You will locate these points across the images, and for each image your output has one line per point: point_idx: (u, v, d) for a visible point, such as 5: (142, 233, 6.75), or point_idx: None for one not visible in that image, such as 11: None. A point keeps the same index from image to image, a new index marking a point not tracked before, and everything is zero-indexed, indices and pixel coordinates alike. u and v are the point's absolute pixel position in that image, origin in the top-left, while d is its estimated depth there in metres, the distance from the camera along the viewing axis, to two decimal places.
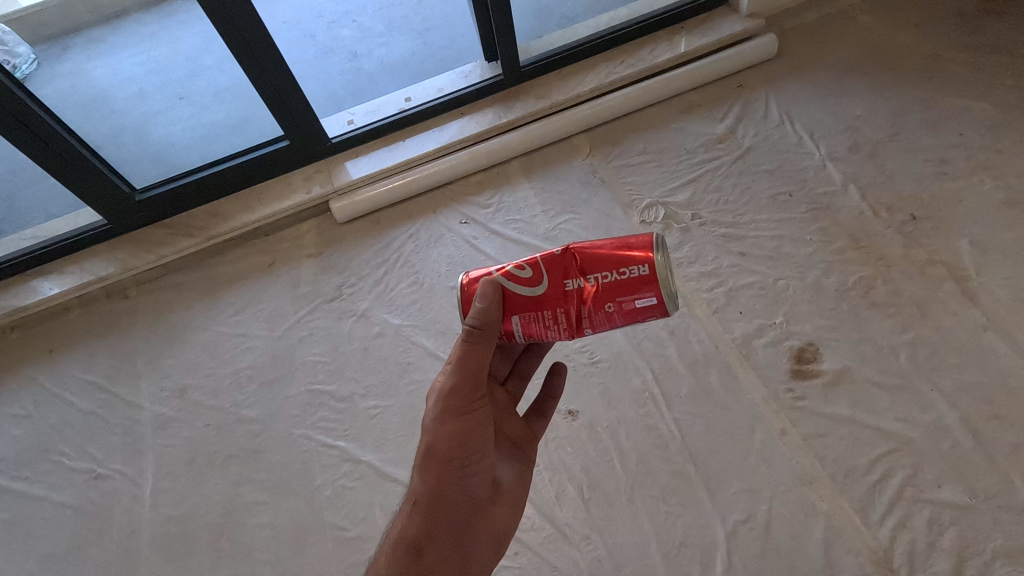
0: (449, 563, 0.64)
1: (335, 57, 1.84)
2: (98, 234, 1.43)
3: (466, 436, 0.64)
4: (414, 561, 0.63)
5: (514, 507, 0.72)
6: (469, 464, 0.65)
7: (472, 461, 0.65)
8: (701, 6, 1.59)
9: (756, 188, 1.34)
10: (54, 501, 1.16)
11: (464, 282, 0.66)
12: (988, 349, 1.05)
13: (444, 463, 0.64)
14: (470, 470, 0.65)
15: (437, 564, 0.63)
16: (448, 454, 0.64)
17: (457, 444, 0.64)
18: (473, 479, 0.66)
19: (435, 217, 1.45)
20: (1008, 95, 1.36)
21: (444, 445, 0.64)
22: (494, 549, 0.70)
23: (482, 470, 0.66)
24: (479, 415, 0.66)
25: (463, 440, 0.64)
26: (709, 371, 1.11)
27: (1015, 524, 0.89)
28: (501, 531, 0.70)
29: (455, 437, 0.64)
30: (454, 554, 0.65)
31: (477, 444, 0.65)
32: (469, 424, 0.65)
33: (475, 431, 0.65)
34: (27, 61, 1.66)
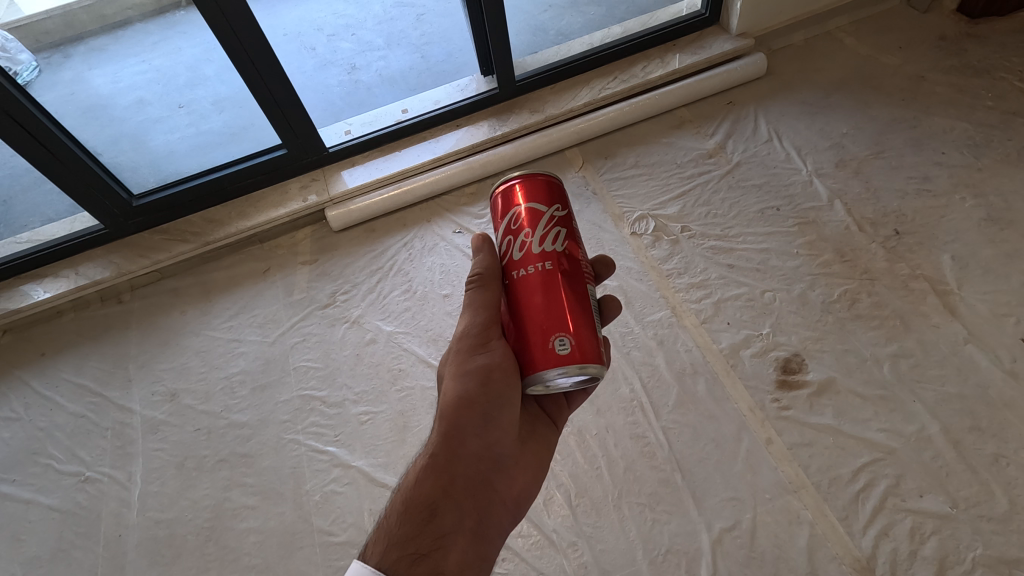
0: (464, 521, 0.64)
1: (334, 69, 1.88)
2: (95, 238, 1.45)
3: (485, 378, 0.67)
4: (428, 517, 0.63)
5: (534, 475, 0.74)
6: (489, 413, 0.67)
7: (493, 408, 0.67)
8: (692, 26, 1.63)
9: (744, 203, 1.36)
10: (41, 504, 1.16)
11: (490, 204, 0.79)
12: (970, 361, 1.07)
13: (462, 412, 0.67)
14: (490, 421, 0.68)
15: (451, 521, 0.64)
16: (466, 398, 0.67)
17: (478, 385, 0.67)
18: (494, 432, 0.68)
19: (429, 226, 1.47)
20: (988, 116, 1.40)
21: (464, 391, 0.67)
22: (512, 513, 0.71)
23: (502, 421, 0.69)
24: (498, 355, 0.68)
25: (483, 380, 0.67)
26: (697, 380, 1.13)
27: (995, 533, 0.91)
28: (518, 496, 0.72)
29: (474, 376, 0.67)
30: (470, 513, 0.65)
31: (498, 387, 0.67)
32: (488, 365, 0.67)
33: (494, 373, 0.67)
34: (30, 67, 1.65)
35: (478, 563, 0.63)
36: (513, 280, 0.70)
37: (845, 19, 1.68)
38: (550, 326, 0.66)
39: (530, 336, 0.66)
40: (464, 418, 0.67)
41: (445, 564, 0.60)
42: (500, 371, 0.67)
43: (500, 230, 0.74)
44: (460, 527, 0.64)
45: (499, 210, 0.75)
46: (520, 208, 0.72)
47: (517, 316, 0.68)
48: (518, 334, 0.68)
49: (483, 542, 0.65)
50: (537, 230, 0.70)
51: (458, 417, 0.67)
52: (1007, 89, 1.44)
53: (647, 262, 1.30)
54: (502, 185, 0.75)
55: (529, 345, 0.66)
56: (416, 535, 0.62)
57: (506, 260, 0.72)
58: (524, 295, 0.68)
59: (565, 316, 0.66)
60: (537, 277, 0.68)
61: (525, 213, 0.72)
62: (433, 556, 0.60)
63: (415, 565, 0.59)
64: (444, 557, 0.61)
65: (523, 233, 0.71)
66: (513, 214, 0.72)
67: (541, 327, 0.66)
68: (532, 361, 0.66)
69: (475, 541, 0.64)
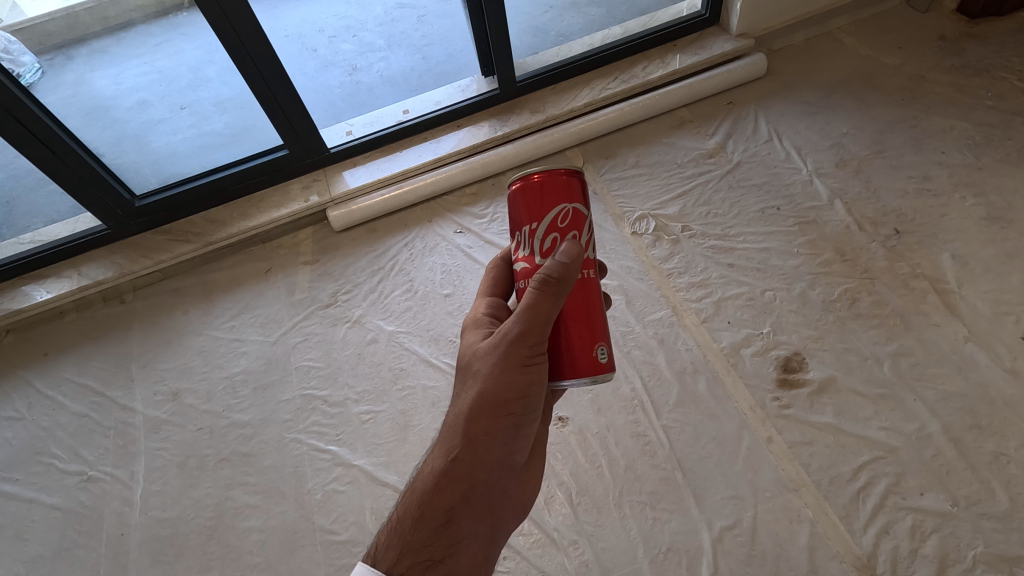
0: (480, 527, 0.65)
1: (335, 70, 1.89)
2: (97, 239, 1.45)
3: (524, 390, 0.65)
4: (445, 523, 0.63)
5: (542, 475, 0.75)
6: (519, 424, 0.66)
7: (525, 418, 0.66)
8: (692, 26, 1.64)
9: (744, 203, 1.37)
10: (44, 504, 1.16)
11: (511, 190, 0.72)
12: (970, 360, 1.07)
13: (494, 421, 0.65)
14: (519, 432, 0.66)
15: (467, 528, 0.64)
16: (500, 409, 0.65)
17: (515, 397, 0.65)
18: (520, 440, 0.67)
19: (430, 226, 1.47)
20: (988, 115, 1.40)
21: (500, 401, 0.64)
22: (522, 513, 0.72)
23: (528, 430, 0.68)
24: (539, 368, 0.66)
25: (519, 394, 0.65)
26: (697, 379, 1.13)
27: (996, 531, 0.91)
28: (530, 497, 0.72)
29: (514, 387, 0.65)
30: (485, 519, 0.65)
31: (534, 400, 0.66)
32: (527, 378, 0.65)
33: (533, 386, 0.66)
34: (31, 70, 1.63)
35: (486, 565, 0.65)
36: None
37: (845, 19, 1.68)
38: (596, 334, 0.69)
39: (579, 342, 0.68)
40: (495, 427, 0.65)
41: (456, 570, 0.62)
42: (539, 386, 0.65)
43: (541, 224, 0.70)
44: (476, 533, 0.64)
45: (540, 202, 0.70)
46: (567, 207, 0.70)
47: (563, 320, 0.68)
48: (564, 337, 0.68)
49: (494, 546, 0.66)
50: (585, 235, 0.71)
51: (489, 426, 0.65)
52: (1007, 89, 1.44)
53: (648, 261, 1.31)
54: (547, 171, 0.69)
55: (574, 351, 0.68)
56: (431, 540, 0.62)
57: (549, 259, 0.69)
58: (572, 299, 0.69)
59: (604, 326, 0.70)
60: (584, 283, 0.70)
61: (572, 213, 0.70)
62: (446, 562, 0.62)
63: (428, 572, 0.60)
64: (456, 563, 0.62)
65: (571, 234, 0.70)
66: (561, 211, 0.70)
67: (587, 335, 0.68)
68: (575, 366, 0.68)
69: (487, 546, 0.65)
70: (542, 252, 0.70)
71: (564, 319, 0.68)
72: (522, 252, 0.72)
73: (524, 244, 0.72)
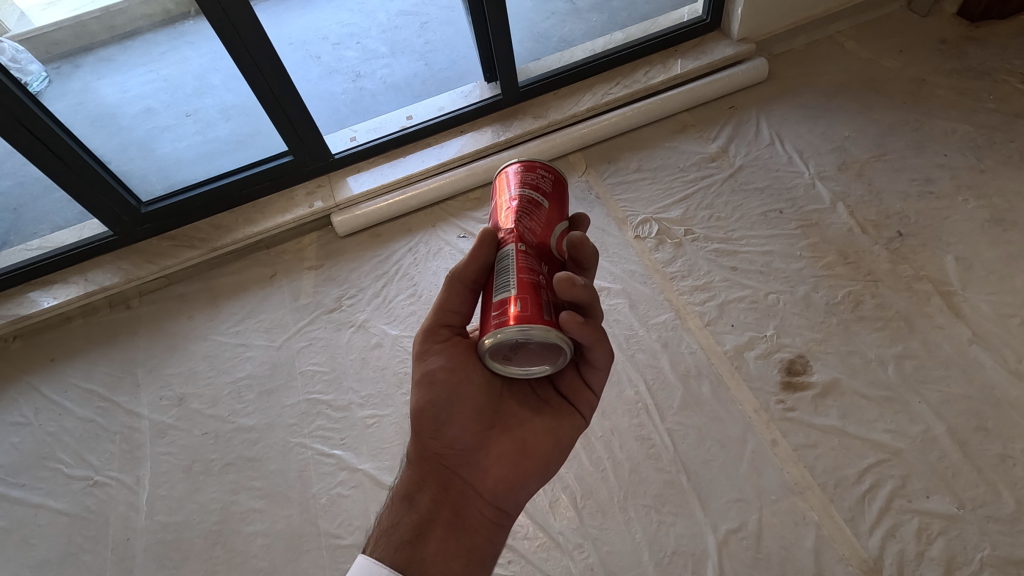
0: (439, 511, 0.67)
1: (339, 77, 1.90)
2: (104, 245, 1.46)
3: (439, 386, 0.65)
4: (408, 509, 0.68)
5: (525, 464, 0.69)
6: (442, 415, 0.66)
7: (441, 409, 0.66)
8: (693, 32, 1.65)
9: (747, 206, 1.37)
10: (50, 509, 1.16)
11: None
12: (974, 362, 1.07)
13: (417, 417, 0.67)
14: (444, 421, 0.67)
15: (426, 511, 0.67)
16: (419, 404, 0.67)
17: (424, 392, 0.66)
18: (453, 431, 0.67)
19: (434, 231, 1.48)
20: (990, 118, 1.41)
21: (415, 399, 0.67)
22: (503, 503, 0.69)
23: (457, 419, 0.66)
24: (437, 358, 0.66)
25: (425, 385, 0.65)
26: (702, 381, 1.13)
27: (1002, 534, 0.90)
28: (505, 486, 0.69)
29: (418, 382, 0.67)
30: (446, 506, 0.68)
31: (443, 390, 0.65)
32: (429, 368, 0.66)
33: (435, 376, 0.65)
34: (39, 78, 1.62)
35: (459, 554, 0.65)
36: None
37: (845, 24, 1.69)
38: None
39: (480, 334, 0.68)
40: (421, 422, 0.68)
41: (418, 554, 0.64)
42: (443, 374, 0.65)
43: None
44: (434, 518, 0.67)
45: None
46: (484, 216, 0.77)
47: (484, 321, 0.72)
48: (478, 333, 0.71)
49: (462, 533, 0.67)
50: None
51: (417, 422, 0.68)
52: (1008, 91, 1.45)
53: (651, 264, 1.31)
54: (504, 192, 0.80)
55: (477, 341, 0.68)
56: (397, 525, 0.67)
57: None
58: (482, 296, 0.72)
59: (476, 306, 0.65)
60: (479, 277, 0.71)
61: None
62: (411, 545, 0.65)
63: (392, 553, 0.64)
64: (418, 545, 0.65)
65: None
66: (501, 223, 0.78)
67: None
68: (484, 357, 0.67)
69: (452, 531, 0.66)
70: None
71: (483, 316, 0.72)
72: None
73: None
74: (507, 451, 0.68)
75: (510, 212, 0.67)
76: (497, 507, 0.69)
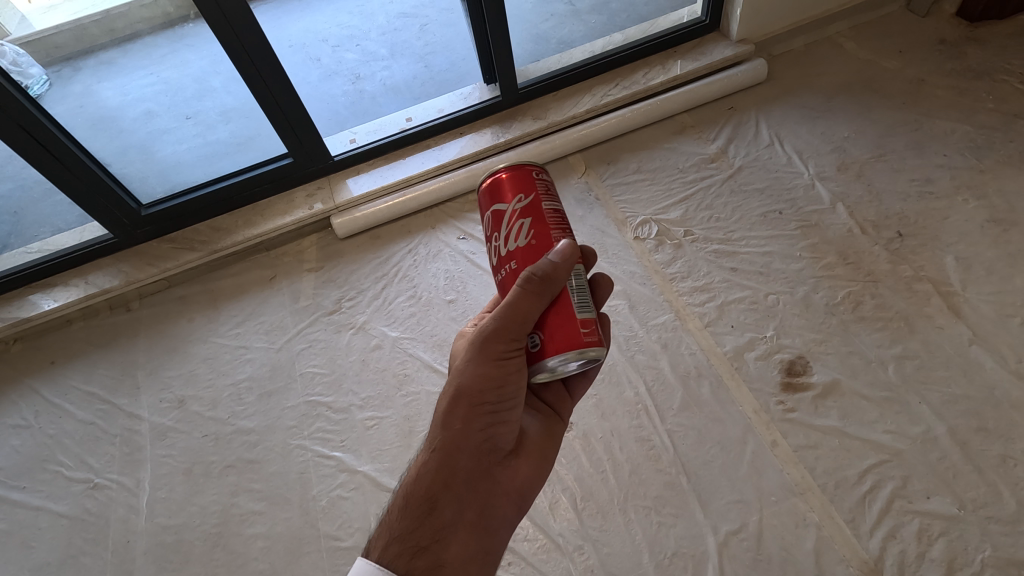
0: (466, 512, 0.66)
1: (339, 79, 1.91)
2: (104, 247, 1.47)
3: (500, 381, 0.68)
4: (431, 512, 0.64)
5: (536, 468, 0.76)
6: (499, 412, 0.69)
7: (501, 408, 0.68)
8: (692, 33, 1.65)
9: (747, 207, 1.37)
10: (50, 511, 1.17)
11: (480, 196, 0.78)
12: (974, 362, 1.07)
13: (473, 412, 0.67)
14: (498, 419, 0.69)
15: (451, 513, 0.65)
16: (477, 400, 0.67)
17: (492, 388, 0.67)
18: (498, 431, 0.69)
19: (434, 233, 1.48)
20: (990, 118, 1.41)
21: (475, 394, 0.67)
22: (518, 507, 0.72)
23: (507, 420, 0.70)
24: (514, 360, 0.68)
25: (492, 382, 0.67)
26: (701, 382, 1.13)
27: (1003, 535, 0.90)
28: (523, 489, 0.73)
29: (489, 378, 0.67)
30: (473, 508, 0.66)
31: (510, 392, 0.68)
32: (504, 370, 0.68)
33: (510, 376, 0.68)
34: (40, 81, 1.59)
35: (480, 556, 0.64)
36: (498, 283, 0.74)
37: (845, 24, 1.69)
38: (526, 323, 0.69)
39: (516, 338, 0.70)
40: (473, 418, 0.67)
41: (445, 556, 0.62)
42: (509, 368, 0.68)
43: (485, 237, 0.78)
44: (461, 519, 0.65)
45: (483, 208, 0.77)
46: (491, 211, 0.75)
47: None
48: None
49: (485, 536, 0.66)
50: (503, 231, 0.73)
51: (467, 417, 0.67)
52: (1008, 91, 1.45)
53: (650, 265, 1.31)
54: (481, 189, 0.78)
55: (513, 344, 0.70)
56: (418, 528, 0.63)
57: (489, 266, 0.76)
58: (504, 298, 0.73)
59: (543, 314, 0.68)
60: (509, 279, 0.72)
61: (493, 215, 0.74)
62: (434, 548, 0.62)
63: (415, 558, 0.61)
64: (444, 548, 0.62)
65: (495, 237, 0.74)
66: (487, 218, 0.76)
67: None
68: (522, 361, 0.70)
69: (476, 533, 0.66)
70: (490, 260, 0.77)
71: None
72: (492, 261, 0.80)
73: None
74: (530, 454, 0.75)
75: (556, 227, 0.72)
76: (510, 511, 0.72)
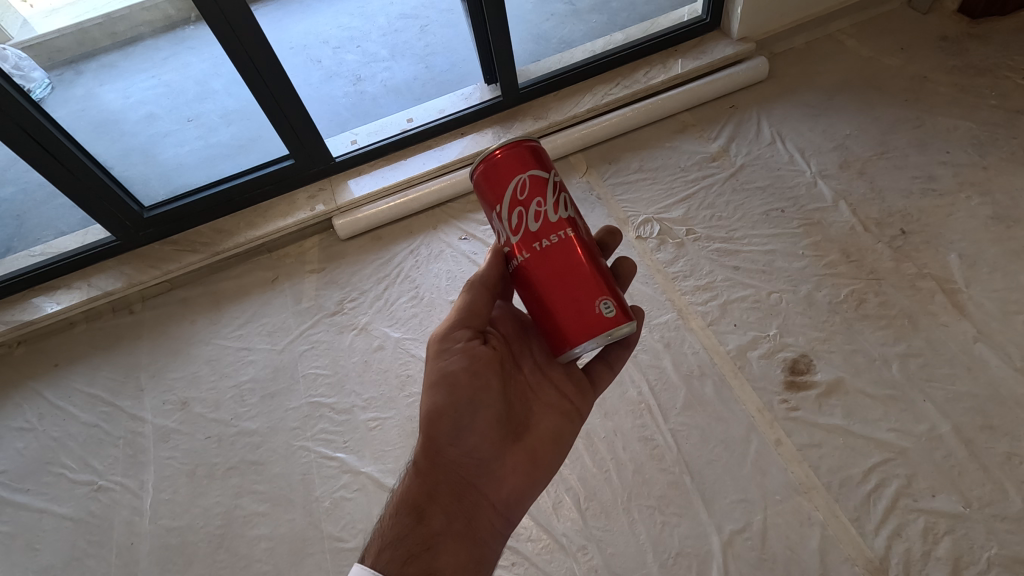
0: (454, 521, 0.68)
1: (339, 80, 1.91)
2: (107, 250, 1.47)
3: (450, 386, 0.70)
4: (418, 521, 0.67)
5: (530, 473, 0.73)
6: (463, 418, 0.70)
7: (462, 414, 0.70)
8: (692, 32, 1.65)
9: (749, 205, 1.37)
10: (54, 514, 1.17)
11: (488, 159, 0.68)
12: (979, 360, 1.06)
13: (434, 421, 0.70)
14: (465, 426, 0.70)
15: (440, 523, 0.67)
16: (436, 408, 0.69)
17: (442, 395, 0.70)
18: (469, 437, 0.71)
19: (435, 234, 1.48)
20: (992, 114, 1.40)
21: (434, 401, 0.70)
22: (506, 514, 0.72)
23: (475, 425, 0.70)
24: (461, 361, 0.71)
25: (447, 388, 0.69)
26: (705, 382, 1.13)
27: (1010, 533, 0.90)
28: (513, 496, 0.72)
29: (439, 384, 0.70)
30: (460, 516, 0.69)
31: (461, 394, 0.70)
32: (454, 371, 0.70)
33: (459, 379, 0.70)
34: (42, 85, 1.52)
35: (470, 565, 0.66)
36: (542, 253, 0.67)
37: (846, 22, 1.68)
38: (591, 290, 0.66)
39: (573, 307, 0.67)
40: (437, 425, 0.70)
41: (434, 565, 0.64)
42: (464, 377, 0.70)
43: (504, 204, 0.68)
44: (450, 529, 0.67)
45: (499, 176, 0.68)
46: (523, 176, 0.67)
47: (545, 297, 0.67)
48: (557, 302, 0.67)
49: (475, 544, 0.68)
50: (549, 199, 0.67)
51: (432, 426, 0.70)
52: (1010, 87, 1.44)
53: (652, 265, 1.31)
54: (491, 154, 0.68)
55: (569, 313, 0.67)
56: (408, 536, 0.66)
57: (520, 234, 0.68)
58: (550, 268, 0.67)
59: (602, 280, 0.67)
60: (562, 247, 0.67)
61: (533, 178, 0.67)
62: (424, 556, 0.64)
63: (406, 566, 0.63)
64: (432, 557, 0.64)
65: (535, 203, 0.67)
66: (518, 181, 0.67)
67: (583, 296, 0.67)
68: (580, 332, 0.66)
69: (466, 542, 0.67)
70: (513, 230, 0.68)
71: (562, 285, 0.67)
72: (500, 234, 0.70)
73: (500, 228, 0.70)
74: (521, 461, 0.73)
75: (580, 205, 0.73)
76: (502, 517, 0.72)
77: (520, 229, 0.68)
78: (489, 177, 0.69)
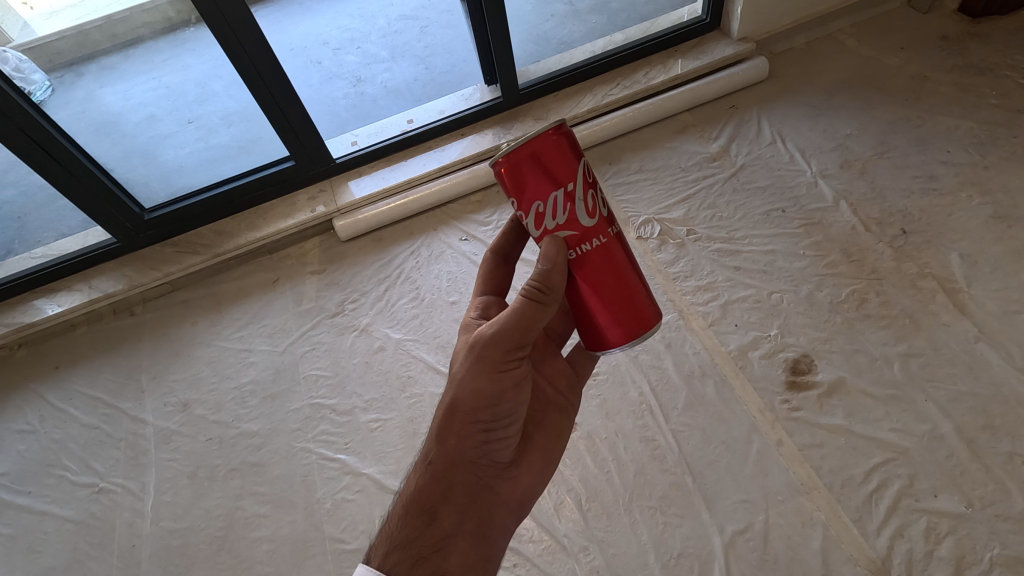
0: (466, 523, 0.68)
1: (340, 82, 1.91)
2: (108, 252, 1.47)
3: (494, 397, 0.67)
4: (430, 523, 0.66)
5: (539, 472, 0.76)
6: (490, 425, 0.69)
7: (492, 423, 0.69)
8: (692, 32, 1.65)
9: (749, 205, 1.37)
10: (56, 516, 1.17)
11: (560, 134, 0.62)
12: (980, 359, 1.06)
13: (464, 427, 0.67)
14: (490, 431, 0.69)
15: (452, 525, 0.67)
16: (468, 415, 0.67)
17: (482, 404, 0.66)
18: (492, 442, 0.70)
19: (435, 234, 1.48)
20: (993, 114, 1.40)
21: (470, 408, 0.66)
22: (517, 513, 0.73)
23: (501, 432, 0.70)
24: (511, 372, 0.67)
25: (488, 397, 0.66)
26: (706, 382, 1.12)
27: (1012, 533, 0.89)
28: (524, 496, 0.74)
29: (482, 394, 0.66)
30: (473, 519, 0.68)
31: (501, 404, 0.68)
32: (500, 382, 0.67)
33: (504, 391, 0.67)
34: (43, 87, 1.52)
35: (479, 564, 0.67)
36: (609, 242, 0.67)
37: (846, 22, 1.68)
38: (642, 281, 0.71)
39: (634, 297, 0.70)
40: (466, 431, 0.68)
41: (444, 565, 0.64)
42: (508, 387, 0.67)
43: (579, 185, 0.64)
44: (462, 531, 0.67)
45: (571, 156, 0.63)
46: (587, 160, 0.66)
47: (613, 287, 0.68)
48: (620, 292, 0.69)
49: (485, 545, 0.68)
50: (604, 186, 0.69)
51: (460, 431, 0.68)
52: (1011, 87, 1.44)
53: (653, 265, 1.31)
54: (556, 129, 0.62)
55: (632, 303, 0.69)
56: (419, 537, 0.65)
57: (591, 220, 0.65)
58: (614, 258, 0.68)
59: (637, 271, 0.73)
60: (620, 237, 0.70)
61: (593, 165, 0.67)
62: (434, 558, 0.64)
63: (415, 568, 0.63)
64: (444, 559, 0.64)
65: (600, 189, 0.67)
66: (587, 164, 0.65)
67: (639, 285, 0.71)
68: (641, 320, 0.70)
69: (477, 543, 0.67)
70: (587, 215, 0.65)
71: (627, 275, 0.69)
72: (565, 218, 0.64)
73: (564, 213, 0.64)
74: (531, 459, 0.75)
75: None
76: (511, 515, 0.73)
77: (593, 214, 0.65)
78: (560, 153, 0.62)
